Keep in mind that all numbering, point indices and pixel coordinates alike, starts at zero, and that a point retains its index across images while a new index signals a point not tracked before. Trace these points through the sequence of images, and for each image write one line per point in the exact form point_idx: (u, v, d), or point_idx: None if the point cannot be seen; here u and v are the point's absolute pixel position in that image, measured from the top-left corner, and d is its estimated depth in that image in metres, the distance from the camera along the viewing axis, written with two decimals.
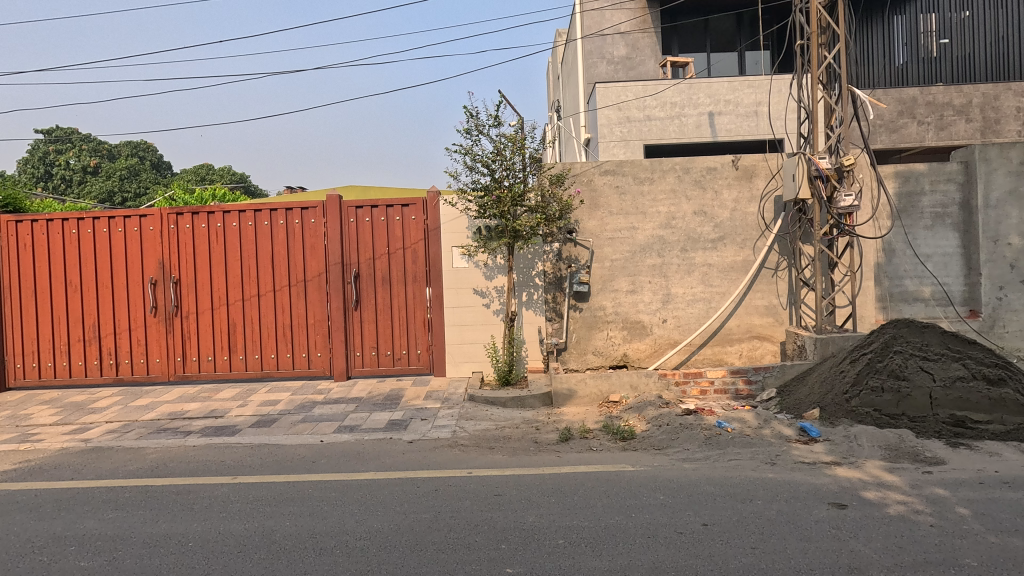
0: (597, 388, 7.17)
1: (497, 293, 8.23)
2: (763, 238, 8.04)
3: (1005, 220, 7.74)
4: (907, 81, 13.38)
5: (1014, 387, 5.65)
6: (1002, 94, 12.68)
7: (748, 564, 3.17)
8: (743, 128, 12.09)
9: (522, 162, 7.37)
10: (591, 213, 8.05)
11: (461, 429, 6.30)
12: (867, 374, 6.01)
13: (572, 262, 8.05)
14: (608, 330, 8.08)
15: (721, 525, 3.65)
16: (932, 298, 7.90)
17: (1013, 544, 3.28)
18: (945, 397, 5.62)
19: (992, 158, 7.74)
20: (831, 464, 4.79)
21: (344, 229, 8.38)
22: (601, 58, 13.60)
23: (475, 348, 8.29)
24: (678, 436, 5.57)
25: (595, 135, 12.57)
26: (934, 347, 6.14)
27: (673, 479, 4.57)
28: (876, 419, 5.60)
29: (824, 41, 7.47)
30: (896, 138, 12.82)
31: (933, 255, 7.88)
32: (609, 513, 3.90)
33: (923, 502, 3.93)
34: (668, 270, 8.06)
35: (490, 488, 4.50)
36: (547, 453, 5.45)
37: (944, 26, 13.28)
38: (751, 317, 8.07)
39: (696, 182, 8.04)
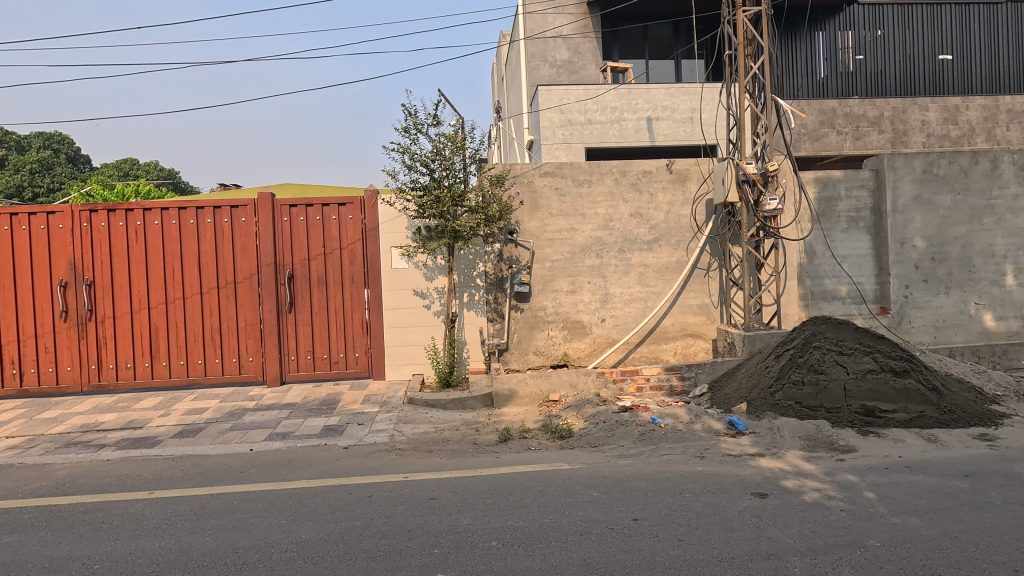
0: (537, 388, 7.22)
1: (437, 294, 8.13)
2: (695, 239, 8.33)
3: (910, 224, 8.36)
4: (828, 92, 14.10)
5: (917, 377, 6.09)
6: (909, 108, 13.81)
7: (675, 556, 3.26)
8: (680, 133, 12.50)
9: (462, 162, 7.33)
10: (532, 214, 8.10)
11: (399, 433, 6.18)
12: (789, 368, 6.36)
13: (513, 263, 8.07)
14: (549, 330, 8.16)
15: (651, 519, 3.75)
16: (848, 297, 8.44)
17: (912, 524, 3.53)
18: (858, 388, 6.02)
19: (899, 166, 8.35)
20: (755, 456, 5.03)
21: (277, 229, 8.06)
22: (544, 61, 13.74)
23: (415, 350, 8.16)
24: (614, 433, 5.70)
25: (538, 137, 12.69)
26: (848, 342, 6.57)
27: (608, 476, 4.66)
28: (797, 411, 5.93)
29: (750, 52, 7.86)
30: (818, 146, 13.68)
31: (849, 256, 8.43)
32: (544, 513, 3.92)
33: (836, 488, 4.19)
34: (607, 270, 8.23)
35: (426, 493, 4.42)
36: (486, 454, 5.43)
37: (859, 43, 14.22)
38: (685, 316, 8.35)
39: (633, 185, 8.24)
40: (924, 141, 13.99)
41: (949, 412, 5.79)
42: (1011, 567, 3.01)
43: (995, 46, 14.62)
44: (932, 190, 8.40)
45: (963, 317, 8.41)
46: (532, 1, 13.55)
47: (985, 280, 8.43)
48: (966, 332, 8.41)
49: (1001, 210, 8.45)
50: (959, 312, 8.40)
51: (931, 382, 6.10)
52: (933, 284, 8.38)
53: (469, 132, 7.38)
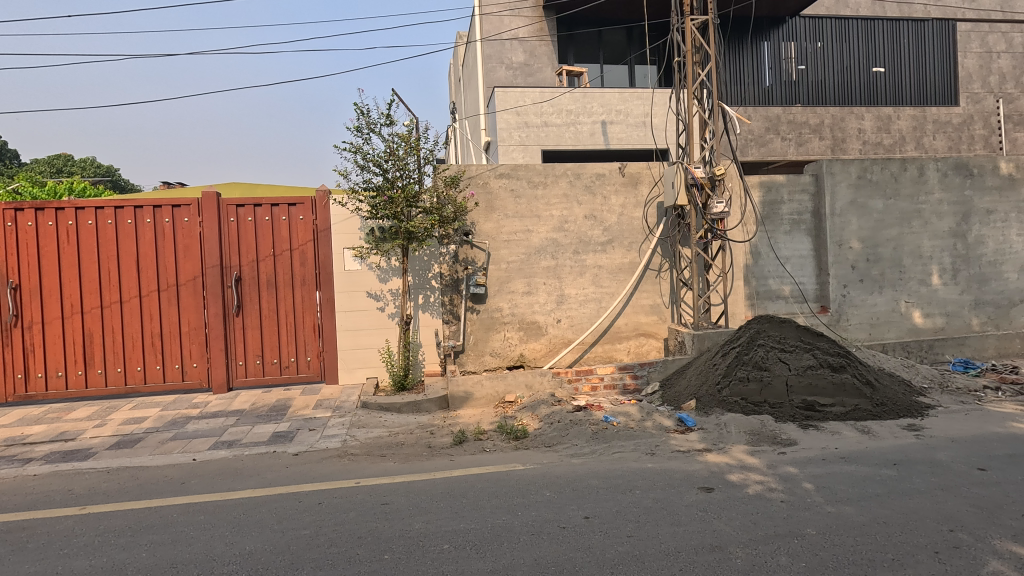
0: (493, 389, 7.23)
1: (391, 296, 8.03)
2: (647, 241, 8.53)
3: (846, 227, 8.80)
4: (773, 99, 14.61)
5: (853, 372, 6.42)
6: (847, 117, 14.67)
7: (624, 552, 3.32)
8: (633, 137, 12.76)
9: (416, 163, 7.26)
10: (487, 215, 8.10)
11: (352, 437, 6.07)
12: (735, 366, 6.60)
13: (468, 264, 8.03)
14: (505, 331, 8.17)
15: (602, 517, 3.81)
16: (791, 296, 8.82)
17: (845, 512, 3.72)
18: (799, 384, 6.30)
19: (836, 172, 8.77)
20: (703, 451, 5.19)
21: (223, 229, 7.77)
22: (500, 63, 13.77)
23: (369, 353, 8.02)
24: (568, 432, 5.78)
25: (495, 138, 12.70)
26: (790, 339, 6.87)
27: (561, 475, 4.70)
28: (743, 407, 6.16)
29: (698, 60, 8.11)
30: (764, 152, 14.30)
31: (791, 257, 8.81)
32: (497, 514, 3.93)
33: (777, 480, 4.37)
34: (562, 271, 8.32)
35: (378, 498, 4.35)
36: (440, 457, 5.39)
37: (801, 54, 14.84)
38: (638, 316, 8.54)
39: (587, 187, 8.36)
40: (861, 148, 14.83)
41: (882, 405, 6.13)
42: (932, 549, 3.20)
43: (922, 60, 15.55)
44: (867, 194, 8.87)
45: (895, 314, 8.91)
46: (488, 2, 13.55)
47: (913, 279, 8.97)
48: (897, 329, 8.92)
49: (928, 214, 9.01)
50: (892, 310, 8.90)
51: (865, 377, 6.44)
52: (868, 284, 8.85)
53: (423, 132, 7.32)
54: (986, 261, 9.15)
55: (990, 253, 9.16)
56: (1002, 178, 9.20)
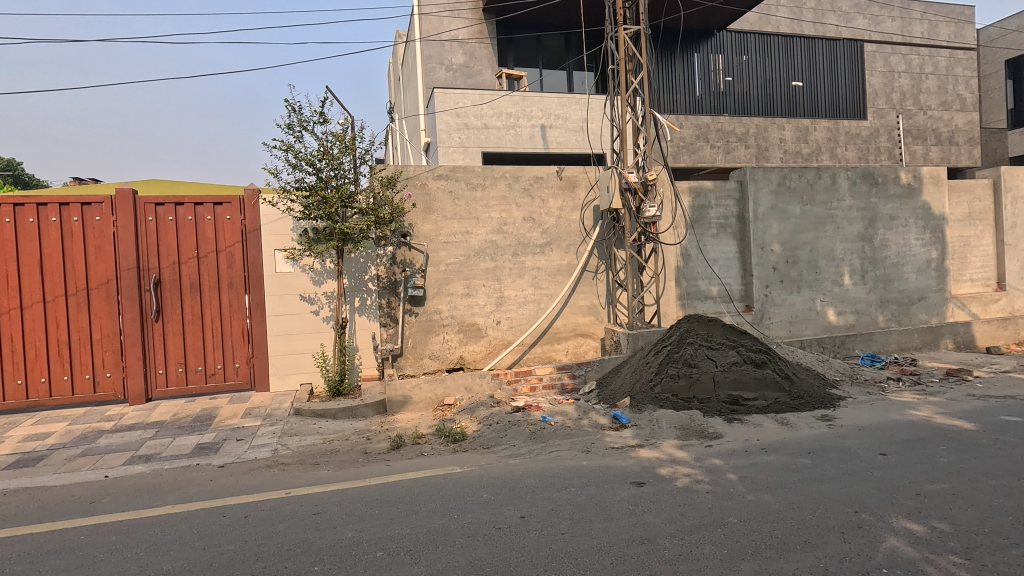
0: (432, 393, 7.17)
1: (327, 299, 7.81)
2: (584, 244, 8.72)
3: (768, 231, 9.32)
4: (702, 109, 15.29)
5: (773, 367, 6.83)
6: (769, 127, 15.68)
7: (558, 549, 3.37)
8: (572, 141, 13.01)
9: (351, 163, 7.09)
10: (426, 217, 8.02)
11: (283, 446, 5.84)
12: (667, 363, 6.88)
13: (406, 266, 7.94)
14: (444, 334, 8.13)
15: (537, 515, 3.85)
16: (718, 296, 9.26)
17: (763, 500, 3.95)
18: (724, 379, 6.63)
19: (759, 178, 9.28)
20: (635, 447, 5.36)
21: (140, 229, 7.28)
22: (440, 64, 13.61)
23: (303, 359, 7.75)
24: (505, 433, 5.83)
25: (434, 139, 12.58)
26: (717, 337, 7.23)
27: (499, 476, 4.73)
28: (673, 403, 6.42)
29: (631, 69, 8.38)
30: (695, 158, 14.96)
31: (718, 259, 9.26)
32: (432, 518, 3.90)
33: (703, 472, 4.57)
34: (501, 273, 8.35)
35: (309, 508, 4.21)
36: (376, 463, 5.28)
37: (728, 66, 15.61)
38: (576, 316, 8.71)
39: (525, 190, 8.44)
40: (782, 156, 15.83)
41: (799, 397, 6.55)
42: (839, 530, 3.45)
43: (835, 76, 16.76)
44: (786, 200, 9.44)
45: (811, 312, 9.54)
46: (427, 2, 13.41)
47: (828, 280, 9.64)
48: (814, 326, 9.55)
49: (840, 219, 9.71)
50: (809, 308, 9.52)
51: (784, 372, 6.86)
52: (788, 284, 9.43)
53: (358, 132, 7.16)
54: (889, 263, 9.97)
55: (893, 256, 9.99)
56: (903, 187, 10.06)
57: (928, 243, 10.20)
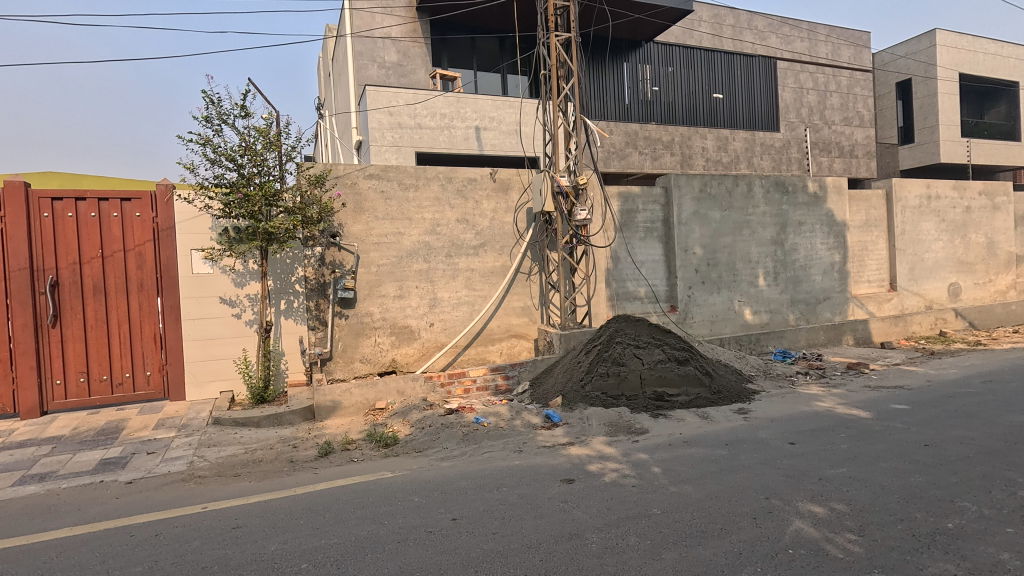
0: (362, 397, 7.01)
1: (249, 302, 7.45)
2: (517, 246, 8.81)
3: (691, 235, 9.81)
4: (631, 116, 15.85)
5: (694, 364, 7.19)
6: (692, 136, 16.51)
7: (488, 549, 3.38)
8: (506, 144, 13.12)
9: (276, 160, 6.81)
10: (356, 217, 7.82)
11: (200, 458, 5.50)
12: (597, 362, 7.09)
13: (336, 267, 7.72)
14: (376, 337, 7.95)
15: (469, 517, 3.85)
16: (646, 297, 9.63)
17: (684, 490, 4.16)
18: (650, 377, 6.91)
19: (682, 185, 9.76)
20: (566, 445, 5.47)
21: (34, 226, 6.64)
22: (372, 61, 13.27)
23: (223, 365, 7.34)
24: (438, 436, 5.79)
25: (366, 138, 12.29)
26: (644, 336, 7.54)
27: (431, 480, 4.68)
28: (603, 401, 6.63)
29: (562, 75, 8.56)
30: (624, 164, 15.49)
31: (646, 262, 9.64)
32: (361, 525, 3.81)
33: (630, 466, 4.75)
34: (435, 275, 8.28)
35: (229, 522, 3.99)
36: (303, 471, 5.09)
37: (655, 76, 16.28)
38: (510, 318, 8.79)
39: (458, 191, 8.41)
40: (704, 164, 16.71)
41: (718, 392, 6.93)
42: (751, 516, 3.68)
43: (752, 90, 17.87)
44: (707, 206, 9.97)
45: (730, 312, 10.13)
46: None
47: (745, 281, 10.26)
48: (732, 325, 10.14)
49: (755, 225, 10.37)
50: (728, 308, 10.10)
51: (705, 368, 7.25)
52: (709, 286, 9.96)
53: (283, 127, 6.88)
54: (799, 265, 10.75)
55: (802, 259, 10.78)
56: (810, 195, 10.88)
57: (832, 247, 11.09)
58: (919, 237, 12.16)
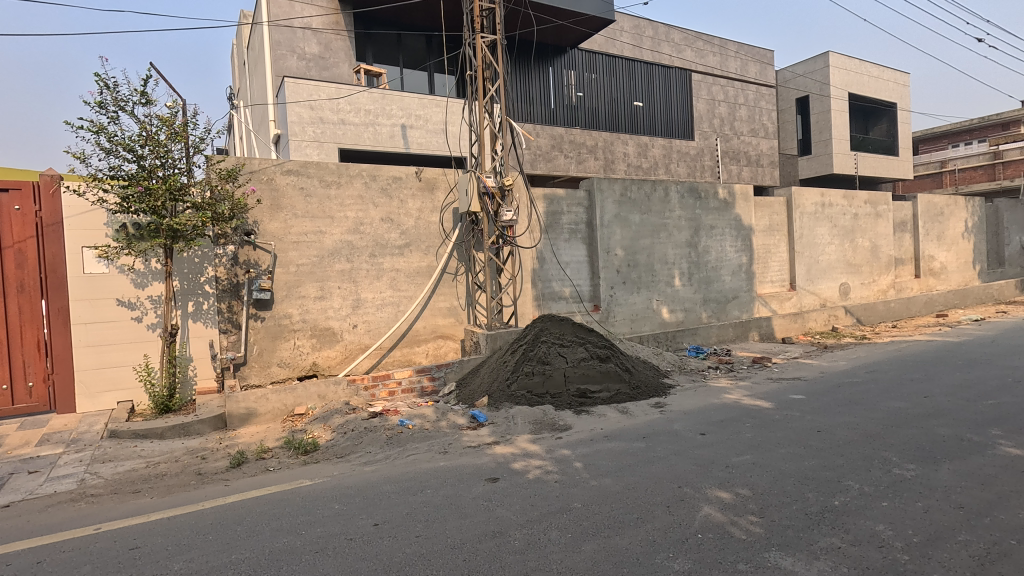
0: (280, 403, 6.70)
1: (152, 304, 6.90)
2: (443, 246, 8.76)
3: (612, 236, 10.16)
4: (556, 120, 16.18)
5: (615, 361, 7.48)
6: (615, 142, 17.11)
7: (411, 553, 3.34)
8: (433, 143, 13.01)
9: (182, 151, 6.36)
10: (273, 214, 7.46)
11: (93, 475, 5.03)
12: (522, 362, 7.20)
13: (251, 267, 7.32)
14: (295, 340, 7.62)
15: (391, 521, 3.78)
16: (570, 297, 9.87)
17: (604, 483, 4.31)
18: (574, 374, 7.10)
19: (605, 189, 10.09)
20: (491, 444, 5.51)
21: None
22: (291, 51, 12.67)
23: (121, 372, 6.75)
24: (361, 441, 5.65)
25: (285, 132, 11.74)
26: (567, 335, 7.74)
27: (352, 485, 4.55)
28: (528, 399, 6.73)
29: (488, 76, 8.60)
30: (550, 167, 15.80)
31: (570, 262, 9.88)
32: (277, 536, 3.64)
33: (553, 462, 4.86)
34: (358, 275, 8.05)
35: (126, 543, 3.68)
36: (213, 483, 4.79)
37: (580, 82, 16.72)
38: (436, 318, 8.72)
39: (382, 190, 8.23)
40: (626, 169, 17.38)
41: (637, 387, 7.23)
42: (665, 504, 3.88)
43: (669, 100, 18.78)
44: (627, 209, 10.37)
45: (649, 311, 10.60)
46: None
47: (662, 282, 10.77)
48: (651, 323, 10.61)
49: (671, 228, 10.91)
50: (647, 307, 10.56)
51: (625, 365, 7.55)
52: (630, 286, 10.37)
53: (190, 117, 6.45)
54: (710, 266, 11.43)
55: (713, 260, 11.47)
56: (720, 201, 11.60)
57: (739, 250, 11.89)
58: (815, 241, 13.30)
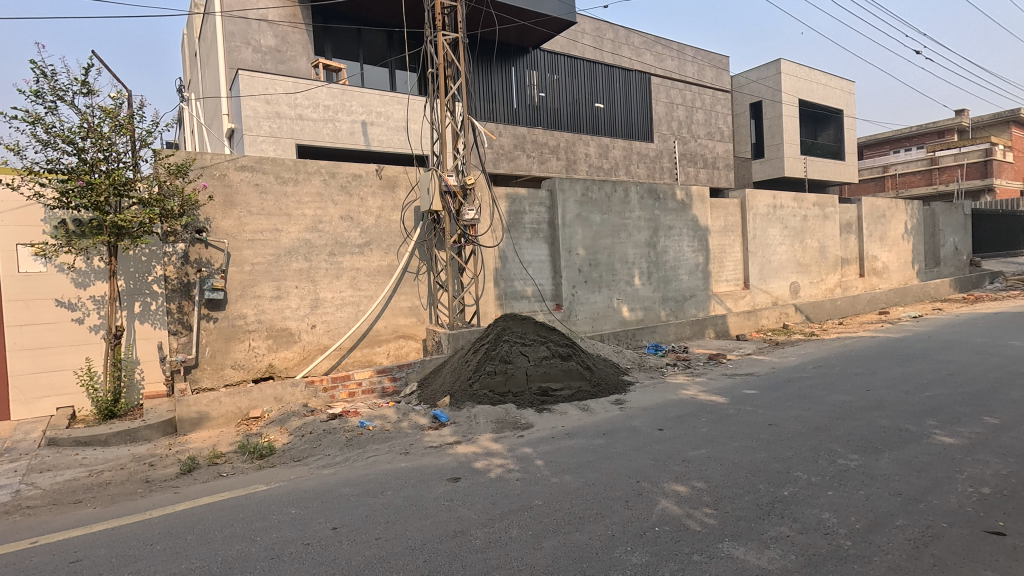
0: (234, 406, 6.49)
1: (95, 304, 6.57)
2: (405, 244, 8.66)
3: (574, 236, 10.27)
4: (519, 119, 16.24)
5: (576, 359, 7.58)
6: (577, 143, 17.29)
7: (370, 556, 3.29)
8: (394, 141, 12.85)
9: (128, 145, 6.08)
10: (226, 211, 7.21)
11: (30, 485, 4.75)
12: (484, 361, 7.19)
13: (202, 265, 7.06)
14: (250, 341, 7.39)
15: (350, 525, 3.72)
16: (532, 296, 9.92)
17: (564, 480, 4.36)
18: (536, 373, 7.16)
19: (566, 189, 10.18)
20: (453, 444, 5.48)
21: None
22: (245, 43, 12.27)
23: (61, 377, 6.40)
24: (319, 443, 5.54)
25: (239, 126, 11.37)
26: (529, 334, 7.79)
27: (310, 489, 4.45)
28: (490, 398, 6.73)
29: (449, 74, 8.55)
30: (512, 166, 15.82)
31: (532, 262, 9.93)
32: (231, 543, 3.53)
33: (514, 461, 4.88)
34: (316, 274, 7.87)
35: (66, 556, 3.49)
36: (162, 491, 4.60)
37: (542, 83, 16.82)
38: (397, 318, 8.62)
39: (342, 187, 8.07)
40: (587, 169, 17.59)
41: (598, 384, 7.34)
42: (623, 498, 3.96)
43: (630, 102, 19.12)
44: (588, 209, 10.50)
45: (610, 309, 10.76)
46: None
47: (623, 281, 10.96)
48: (612, 321, 10.78)
49: (631, 228, 11.11)
50: (608, 306, 10.72)
51: (586, 363, 7.66)
52: (591, 285, 10.50)
53: (136, 108, 6.17)
54: (669, 266, 11.70)
55: (672, 260, 11.75)
56: (678, 202, 11.89)
57: (696, 250, 12.21)
58: (767, 242, 13.79)
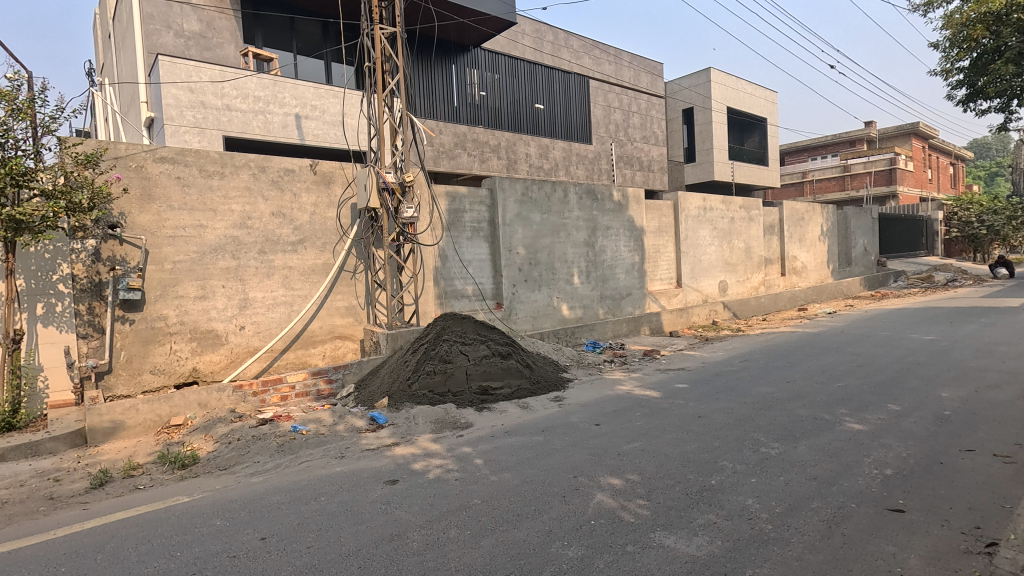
0: (153, 414, 6.08)
1: None
2: (341, 242, 8.41)
3: (514, 235, 10.33)
4: (460, 118, 16.16)
5: (516, 358, 7.62)
6: (517, 142, 17.39)
7: (302, 565, 3.17)
8: (329, 135, 12.45)
9: (28, 131, 5.57)
10: (143, 205, 6.74)
11: None
12: (423, 361, 7.10)
13: (116, 264, 6.58)
14: (171, 344, 6.95)
15: (280, 534, 3.57)
16: (473, 295, 9.89)
17: (503, 478, 4.38)
18: (476, 371, 7.16)
19: (507, 188, 10.21)
20: (391, 445, 5.38)
21: None
22: (166, 27, 11.49)
23: None
24: (248, 450, 5.29)
25: (159, 115, 10.66)
26: (469, 333, 7.74)
27: (237, 498, 4.24)
28: (429, 399, 6.66)
29: (387, 69, 8.38)
30: (453, 164, 15.70)
31: (472, 261, 9.90)
32: (148, 560, 3.31)
33: (453, 460, 4.86)
34: (245, 273, 7.50)
35: None
36: (70, 508, 4.23)
37: (482, 82, 16.81)
38: (333, 318, 8.35)
39: (272, 182, 7.72)
40: (527, 169, 17.73)
41: (537, 382, 7.42)
42: (560, 494, 4.02)
43: (569, 104, 19.44)
44: (528, 209, 10.58)
45: (550, 308, 10.90)
46: None
47: (562, 279, 11.12)
48: (551, 319, 10.92)
49: (570, 227, 11.30)
50: (547, 304, 10.86)
51: (525, 361, 7.72)
52: (531, 284, 10.60)
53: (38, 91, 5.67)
54: (606, 265, 11.99)
55: (609, 259, 12.05)
56: (615, 203, 12.21)
57: (632, 250, 12.59)
58: (698, 242, 14.41)
